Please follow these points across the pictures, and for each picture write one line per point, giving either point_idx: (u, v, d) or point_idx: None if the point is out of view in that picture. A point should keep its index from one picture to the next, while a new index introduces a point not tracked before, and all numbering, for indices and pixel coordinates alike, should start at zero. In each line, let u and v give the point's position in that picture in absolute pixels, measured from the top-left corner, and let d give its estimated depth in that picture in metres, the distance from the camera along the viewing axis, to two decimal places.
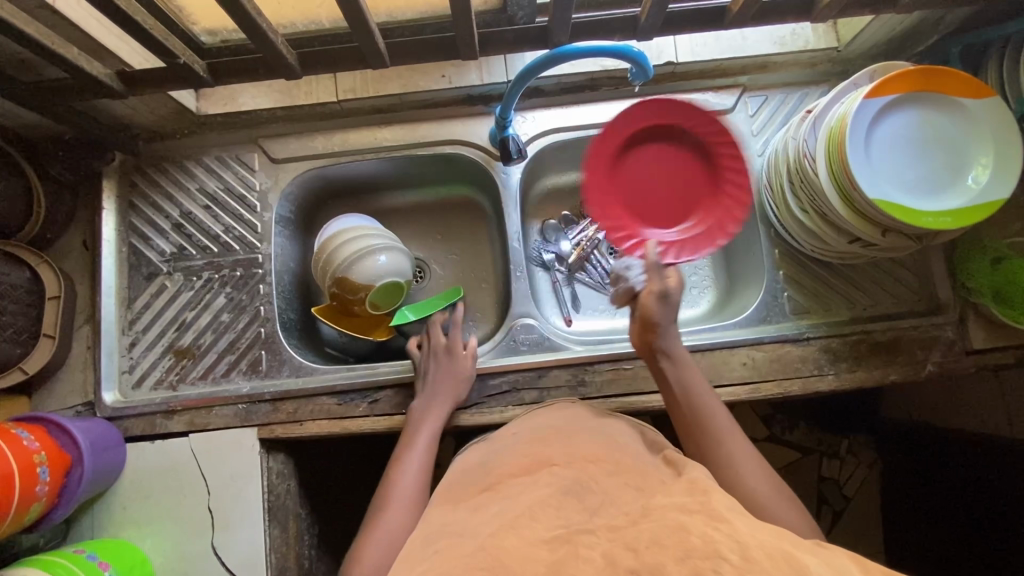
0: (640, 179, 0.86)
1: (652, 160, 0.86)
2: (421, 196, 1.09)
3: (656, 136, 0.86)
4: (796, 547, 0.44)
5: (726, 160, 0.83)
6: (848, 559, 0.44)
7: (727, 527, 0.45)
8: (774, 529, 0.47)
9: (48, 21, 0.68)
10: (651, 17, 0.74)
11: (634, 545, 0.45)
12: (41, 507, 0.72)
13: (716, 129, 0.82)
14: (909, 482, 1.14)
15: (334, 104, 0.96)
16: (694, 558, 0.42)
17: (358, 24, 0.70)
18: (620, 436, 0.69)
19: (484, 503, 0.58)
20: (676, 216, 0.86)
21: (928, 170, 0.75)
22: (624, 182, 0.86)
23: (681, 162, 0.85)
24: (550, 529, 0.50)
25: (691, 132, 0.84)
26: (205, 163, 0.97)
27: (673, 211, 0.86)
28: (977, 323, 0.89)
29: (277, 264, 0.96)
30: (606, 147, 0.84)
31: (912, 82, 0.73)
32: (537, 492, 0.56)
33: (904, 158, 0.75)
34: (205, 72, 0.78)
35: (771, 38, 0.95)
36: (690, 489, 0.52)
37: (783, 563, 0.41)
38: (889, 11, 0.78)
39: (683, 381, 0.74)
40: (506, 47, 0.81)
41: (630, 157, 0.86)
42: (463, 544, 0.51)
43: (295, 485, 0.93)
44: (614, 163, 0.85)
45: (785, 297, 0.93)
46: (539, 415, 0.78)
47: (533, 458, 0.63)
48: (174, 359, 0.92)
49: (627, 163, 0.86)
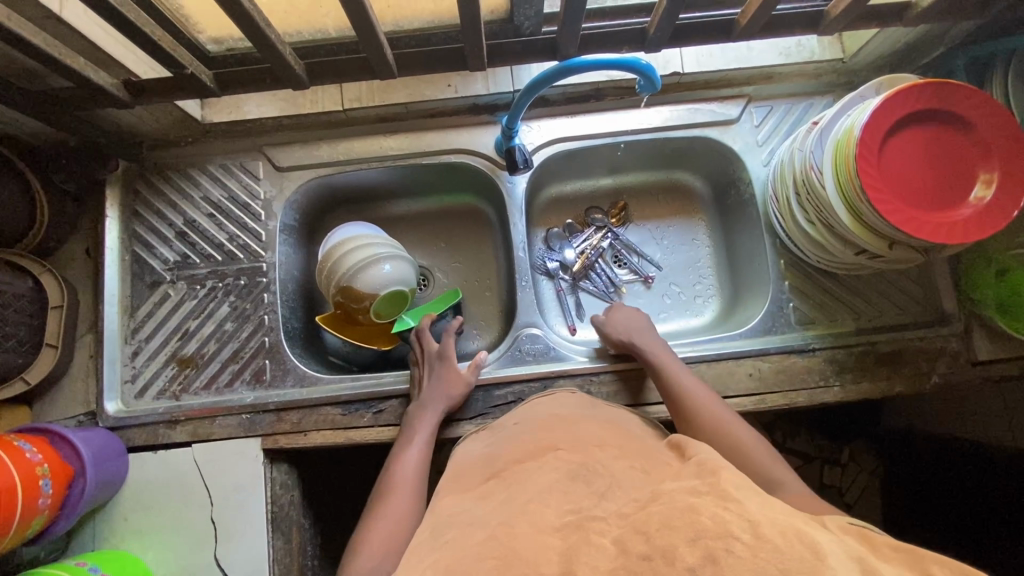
0: (909, 173, 0.73)
1: (919, 143, 0.73)
2: (424, 204, 1.09)
3: (923, 120, 0.73)
4: (807, 527, 0.44)
5: (981, 115, 0.72)
6: (857, 543, 0.44)
7: (737, 507, 0.44)
8: (783, 510, 0.46)
9: (56, 33, 0.67)
10: (659, 30, 0.74)
11: (645, 528, 0.45)
12: (43, 520, 0.71)
13: (956, 93, 0.72)
14: (911, 487, 1.15)
15: (339, 113, 0.95)
16: (705, 538, 0.42)
17: (367, 36, 0.70)
18: (628, 429, 0.69)
19: (491, 492, 0.57)
20: (965, 188, 0.72)
21: (950, 185, 0.73)
22: (904, 190, 0.72)
23: (933, 142, 0.73)
24: (562, 516, 0.49)
25: (926, 110, 0.73)
26: (209, 171, 0.97)
27: (958, 184, 0.73)
28: (982, 334, 0.90)
29: (281, 273, 0.96)
30: (870, 177, 0.71)
31: (925, 95, 0.72)
32: (545, 477, 0.55)
33: (929, 172, 0.73)
34: (212, 83, 0.78)
35: (776, 50, 0.95)
36: (699, 471, 0.51)
37: (797, 543, 0.41)
38: (895, 25, 0.79)
39: (676, 366, 0.83)
40: (514, 59, 0.81)
41: (886, 168, 0.73)
42: (472, 534, 0.50)
43: (298, 496, 0.92)
44: (880, 182, 0.71)
45: (790, 308, 0.93)
46: (543, 403, 0.77)
47: (538, 445, 0.63)
48: (177, 369, 0.91)
49: (888, 174, 0.73)
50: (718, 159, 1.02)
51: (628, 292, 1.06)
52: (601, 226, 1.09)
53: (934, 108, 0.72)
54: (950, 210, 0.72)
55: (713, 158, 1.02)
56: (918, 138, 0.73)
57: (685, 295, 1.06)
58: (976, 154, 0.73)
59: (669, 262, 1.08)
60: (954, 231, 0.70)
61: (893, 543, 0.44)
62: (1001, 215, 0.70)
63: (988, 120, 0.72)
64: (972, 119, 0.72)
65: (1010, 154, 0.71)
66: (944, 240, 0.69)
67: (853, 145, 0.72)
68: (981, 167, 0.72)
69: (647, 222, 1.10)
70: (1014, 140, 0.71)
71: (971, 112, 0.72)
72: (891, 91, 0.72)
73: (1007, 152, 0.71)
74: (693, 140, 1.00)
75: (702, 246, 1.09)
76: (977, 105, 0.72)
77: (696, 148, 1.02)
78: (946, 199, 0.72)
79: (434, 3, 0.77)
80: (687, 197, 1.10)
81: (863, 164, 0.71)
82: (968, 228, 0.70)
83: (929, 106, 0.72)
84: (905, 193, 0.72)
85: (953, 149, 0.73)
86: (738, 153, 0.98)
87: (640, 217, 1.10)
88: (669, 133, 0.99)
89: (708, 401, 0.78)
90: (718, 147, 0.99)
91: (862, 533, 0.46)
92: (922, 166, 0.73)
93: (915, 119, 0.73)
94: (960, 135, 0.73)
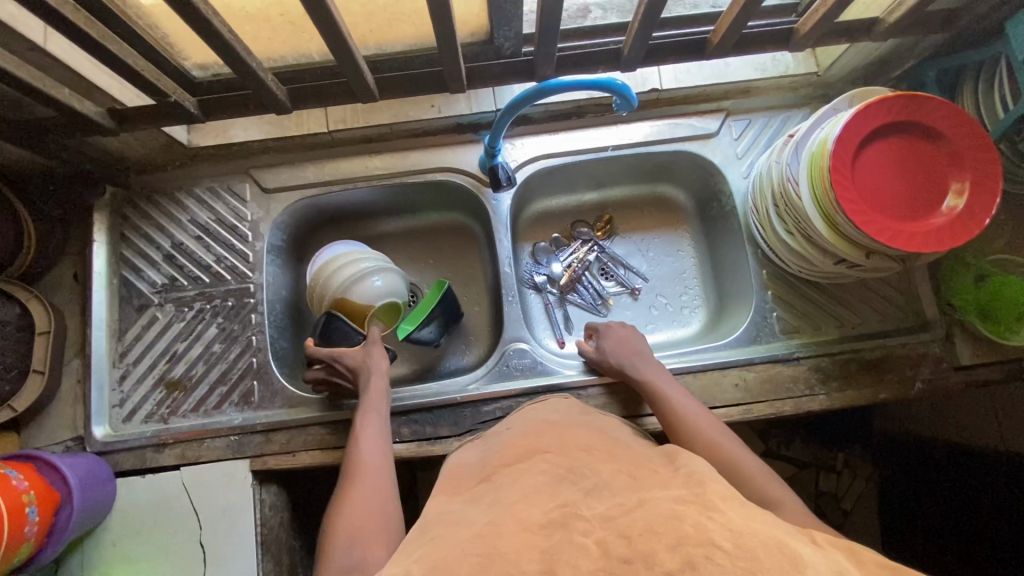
0: (881, 185, 0.74)
1: (891, 155, 0.75)
2: (411, 222, 1.10)
3: (894, 133, 0.75)
4: (789, 538, 0.45)
5: (950, 126, 0.73)
6: (838, 554, 0.45)
7: (720, 517, 0.45)
8: (766, 520, 0.47)
9: (42, 64, 0.69)
10: (632, 51, 0.77)
11: (628, 532, 0.45)
12: (29, 548, 0.71)
13: (927, 107, 0.73)
14: (900, 492, 1.15)
15: (325, 135, 0.96)
16: (686, 545, 0.42)
17: (346, 59, 0.71)
18: (615, 434, 0.69)
19: (479, 495, 0.58)
20: (935, 198, 0.74)
21: (921, 195, 0.74)
22: (876, 201, 0.74)
23: (905, 155, 0.75)
24: (546, 513, 0.50)
25: (897, 123, 0.74)
26: (196, 194, 0.98)
27: (928, 195, 0.74)
28: (964, 340, 0.91)
29: (268, 293, 0.96)
30: (844, 189, 0.72)
31: (898, 108, 0.73)
32: (532, 480, 0.56)
33: (900, 184, 0.74)
34: (195, 108, 0.79)
35: (752, 65, 0.96)
36: (686, 482, 0.52)
37: (776, 552, 0.42)
38: (865, 39, 0.81)
39: (671, 384, 0.84)
40: (492, 80, 0.83)
41: (858, 180, 0.74)
42: (456, 535, 0.50)
43: (286, 516, 0.93)
44: (854, 195, 0.72)
45: (774, 317, 0.94)
46: (533, 409, 0.78)
47: (527, 448, 0.63)
48: (165, 392, 0.92)
49: (860, 185, 0.74)
50: (701, 172, 1.03)
51: (615, 304, 1.07)
52: (587, 239, 1.09)
53: (906, 121, 0.74)
54: (922, 220, 0.73)
55: (696, 171, 1.04)
56: (889, 151, 0.75)
57: (672, 306, 1.07)
58: (947, 165, 0.74)
59: (655, 274, 1.09)
60: (926, 240, 0.71)
61: (874, 554, 0.45)
62: (973, 224, 0.72)
63: (957, 131, 0.73)
64: (943, 131, 0.73)
65: (981, 164, 0.72)
66: (915, 251, 0.71)
67: (827, 157, 0.73)
68: (951, 178, 0.74)
69: (632, 234, 1.11)
70: (982, 151, 0.72)
71: (940, 125, 0.73)
72: (862, 104, 0.73)
73: (978, 162, 0.72)
74: (674, 154, 1.01)
75: (687, 257, 1.10)
76: (949, 117, 0.73)
77: (679, 162, 1.03)
78: (919, 210, 0.74)
79: (415, 27, 0.78)
80: (671, 209, 1.11)
81: (835, 177, 0.72)
82: (940, 238, 0.72)
83: (899, 118, 0.73)
84: (879, 204, 0.74)
85: (925, 161, 0.75)
86: (719, 167, 0.99)
87: (625, 230, 1.11)
88: (651, 148, 1.00)
89: (699, 419, 0.78)
90: (700, 161, 1.01)
91: (847, 545, 0.47)
92: (894, 178, 0.75)
93: (886, 131, 0.75)
94: (929, 147, 0.75)
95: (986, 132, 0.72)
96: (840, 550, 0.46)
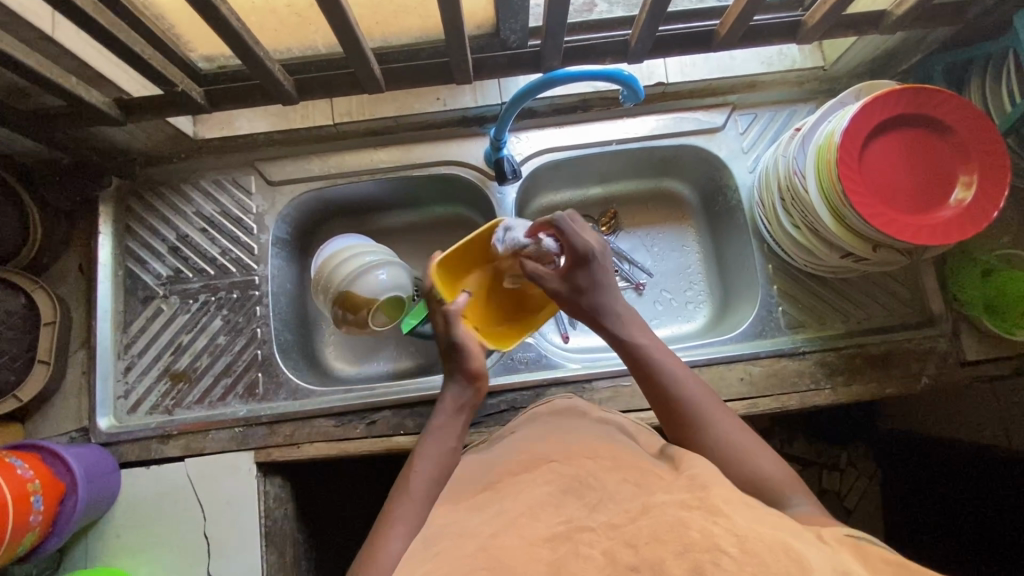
0: (889, 177, 0.74)
1: (899, 148, 0.74)
2: (415, 216, 1.09)
3: (902, 126, 0.74)
4: (795, 540, 0.44)
5: (956, 116, 0.73)
6: (844, 552, 0.45)
7: (726, 522, 0.45)
8: (773, 523, 0.47)
9: (47, 52, 0.69)
10: (640, 42, 0.76)
11: (635, 541, 0.45)
12: (33, 537, 0.72)
13: (932, 99, 0.73)
14: (904, 488, 1.15)
15: (330, 127, 0.96)
16: (693, 552, 0.42)
17: (353, 50, 0.71)
18: (619, 433, 0.69)
19: (485, 504, 0.57)
20: (943, 191, 0.74)
21: (928, 187, 0.74)
22: (883, 193, 0.73)
23: (912, 146, 0.75)
24: (552, 527, 0.50)
25: (904, 115, 0.74)
26: (201, 186, 0.98)
27: (935, 186, 0.74)
28: (970, 335, 0.90)
29: (273, 286, 0.96)
30: (852, 181, 0.72)
31: (905, 99, 0.73)
32: (538, 490, 0.55)
33: (908, 176, 0.74)
34: (202, 98, 0.79)
35: (758, 58, 0.97)
36: (689, 485, 0.52)
37: (782, 555, 0.42)
38: (871, 32, 0.80)
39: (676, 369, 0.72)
40: (498, 71, 0.82)
41: (864, 171, 0.74)
42: (463, 546, 0.50)
43: (291, 509, 0.93)
44: (862, 186, 0.72)
45: (780, 312, 0.94)
46: (539, 413, 0.77)
47: (533, 457, 0.63)
48: (170, 383, 0.92)
49: (868, 176, 0.74)
50: (706, 166, 1.03)
51: None
52: None
53: (912, 113, 0.73)
54: (929, 213, 0.73)
55: (701, 166, 1.04)
56: (896, 142, 0.74)
57: (677, 302, 1.07)
58: (954, 158, 0.74)
59: (660, 269, 1.09)
60: (933, 232, 0.71)
61: (880, 552, 0.45)
62: (979, 217, 0.71)
63: (964, 123, 0.73)
64: (950, 123, 0.73)
65: (987, 156, 0.72)
66: (923, 243, 0.71)
67: (834, 150, 0.73)
68: (958, 169, 0.74)
69: (637, 229, 1.11)
70: (990, 143, 0.72)
71: (946, 117, 0.73)
72: (868, 97, 0.73)
73: (985, 155, 0.72)
74: (679, 148, 1.01)
75: (691, 252, 1.09)
76: (955, 110, 0.73)
77: (684, 156, 1.03)
78: (925, 203, 0.74)
79: (422, 19, 0.78)
80: (675, 204, 1.11)
81: (842, 169, 0.72)
82: (948, 230, 0.71)
83: (905, 111, 0.73)
84: (886, 196, 0.73)
85: (932, 152, 0.74)
86: (724, 161, 0.99)
87: (630, 225, 1.11)
88: (656, 142, 1.00)
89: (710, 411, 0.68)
90: (705, 155, 1.01)
91: (854, 543, 0.47)
92: (901, 169, 0.74)
93: (893, 123, 0.74)
94: (937, 140, 0.74)
95: (992, 125, 0.72)
96: (847, 548, 0.45)
